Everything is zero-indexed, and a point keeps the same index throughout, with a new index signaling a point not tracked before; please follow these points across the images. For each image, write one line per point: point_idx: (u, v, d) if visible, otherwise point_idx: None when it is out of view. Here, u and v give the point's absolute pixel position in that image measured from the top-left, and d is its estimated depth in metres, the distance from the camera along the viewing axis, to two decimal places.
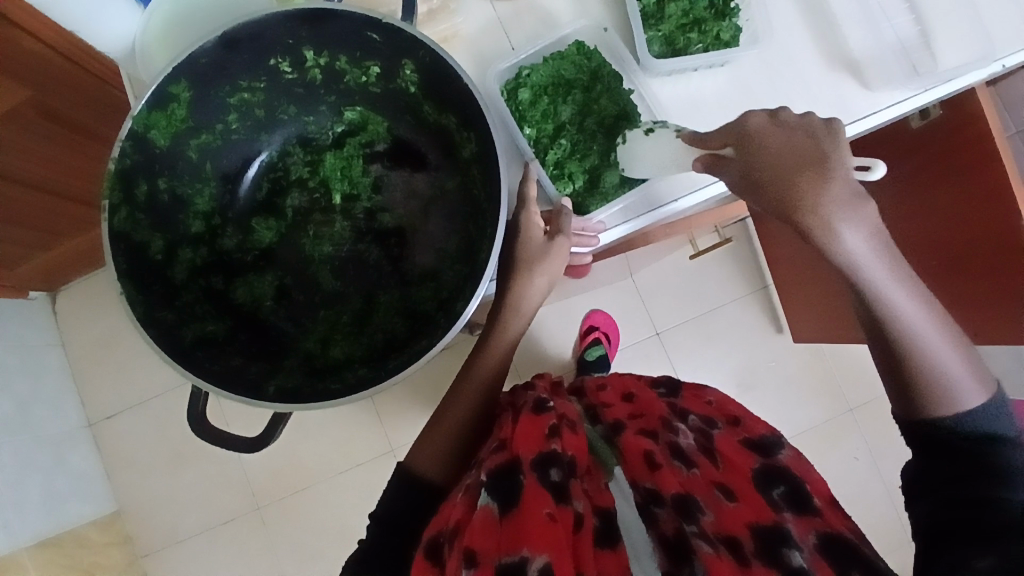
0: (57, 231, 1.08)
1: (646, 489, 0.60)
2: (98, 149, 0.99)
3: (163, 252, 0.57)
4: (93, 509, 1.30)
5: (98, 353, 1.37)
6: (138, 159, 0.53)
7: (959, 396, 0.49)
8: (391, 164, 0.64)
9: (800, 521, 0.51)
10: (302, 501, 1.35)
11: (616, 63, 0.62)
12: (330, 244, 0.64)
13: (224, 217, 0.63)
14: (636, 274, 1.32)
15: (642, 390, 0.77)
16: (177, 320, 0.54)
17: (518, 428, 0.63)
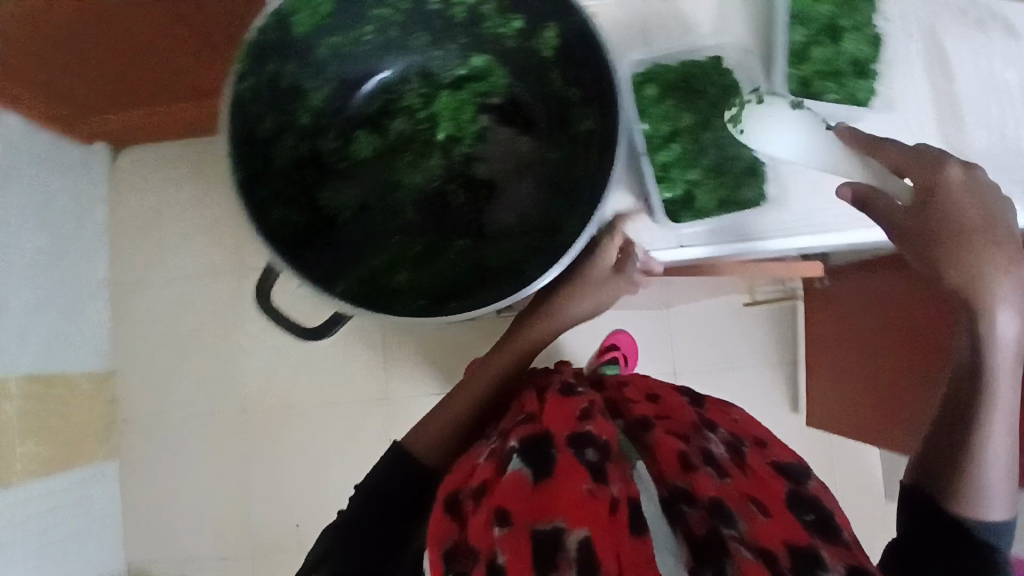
0: (133, 88, 1.20)
1: (675, 487, 0.60)
2: (196, 40, 1.07)
3: (269, 133, 0.58)
4: (92, 361, 1.38)
5: (140, 221, 1.45)
6: (277, 38, 0.54)
7: (987, 506, 0.53)
8: (499, 119, 0.65)
9: (831, 548, 0.51)
10: (286, 416, 1.41)
11: (750, 86, 0.64)
12: (419, 176, 0.65)
13: (329, 120, 0.64)
14: (671, 309, 1.32)
15: (670, 393, 0.75)
16: (265, 201, 0.56)
17: (547, 406, 0.63)
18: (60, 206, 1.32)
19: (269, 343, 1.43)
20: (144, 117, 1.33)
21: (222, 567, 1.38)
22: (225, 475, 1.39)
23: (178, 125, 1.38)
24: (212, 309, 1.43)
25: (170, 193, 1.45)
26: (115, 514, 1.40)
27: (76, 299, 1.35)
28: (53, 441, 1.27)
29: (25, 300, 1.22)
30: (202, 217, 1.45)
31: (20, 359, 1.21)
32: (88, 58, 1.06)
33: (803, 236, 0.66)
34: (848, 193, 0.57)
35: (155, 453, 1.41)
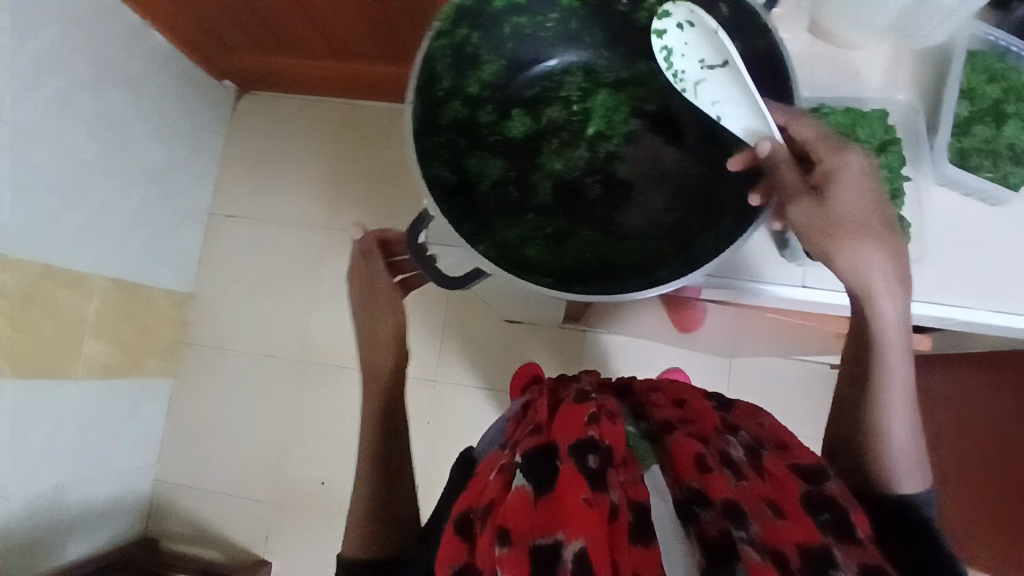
0: (281, 38, 1.28)
1: (691, 489, 0.54)
2: (356, 7, 1.14)
3: (444, 92, 0.60)
4: (174, 282, 1.45)
5: (249, 161, 1.53)
6: (477, 5, 0.58)
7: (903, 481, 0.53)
8: (650, 126, 0.65)
9: (847, 552, 0.47)
10: (338, 376, 1.44)
11: (910, 145, 0.62)
12: (560, 163, 0.65)
13: (493, 95, 0.66)
14: (739, 361, 1.33)
15: (695, 393, 0.68)
16: (427, 152, 0.58)
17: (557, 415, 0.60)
18: (181, 130, 1.39)
19: (336, 303, 1.46)
20: (282, 64, 1.38)
21: (247, 505, 1.43)
22: (269, 419, 1.44)
23: (307, 82, 1.45)
24: (294, 258, 1.48)
25: (278, 142, 1.52)
26: (158, 432, 1.46)
27: (173, 221, 1.41)
28: (124, 348, 1.34)
29: (127, 209, 1.29)
30: (305, 170, 1.51)
31: (108, 264, 1.27)
32: (255, 2, 1.16)
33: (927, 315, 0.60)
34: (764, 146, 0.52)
35: (209, 380, 1.47)
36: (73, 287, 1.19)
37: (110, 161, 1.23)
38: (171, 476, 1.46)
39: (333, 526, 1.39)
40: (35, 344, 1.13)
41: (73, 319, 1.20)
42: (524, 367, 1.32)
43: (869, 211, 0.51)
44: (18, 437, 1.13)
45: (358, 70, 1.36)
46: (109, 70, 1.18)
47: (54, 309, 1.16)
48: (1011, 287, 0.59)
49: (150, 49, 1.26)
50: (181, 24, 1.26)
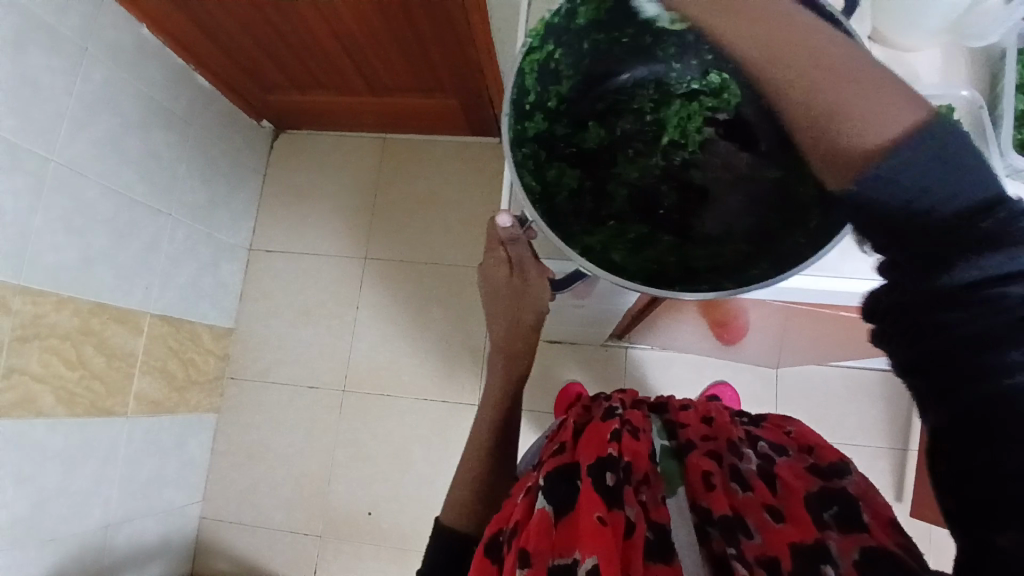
0: (319, 77, 1.33)
1: (702, 509, 0.59)
2: (396, 44, 1.19)
3: (528, 105, 0.61)
4: (217, 316, 1.47)
5: (286, 198, 1.56)
6: (564, 21, 0.57)
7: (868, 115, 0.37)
8: (722, 134, 0.69)
9: (843, 540, 0.51)
10: (380, 404, 1.44)
11: (978, 138, 0.63)
12: (637, 171, 0.71)
13: (567, 109, 0.68)
14: (785, 371, 1.36)
15: (723, 413, 0.73)
16: (522, 159, 0.61)
17: (581, 439, 0.65)
18: (223, 168, 1.43)
19: (377, 330, 1.47)
20: (318, 102, 1.43)
21: (292, 540, 1.41)
22: (313, 451, 1.44)
23: (342, 117, 1.49)
24: (334, 289, 1.50)
25: (315, 177, 1.56)
26: (202, 467, 1.46)
27: (215, 256, 1.44)
28: (170, 383, 1.35)
29: (173, 244, 1.31)
30: (341, 202, 1.54)
31: (155, 299, 1.29)
32: (298, 44, 1.21)
33: None
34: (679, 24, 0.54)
35: (252, 413, 1.47)
36: (122, 322, 1.21)
37: (157, 198, 1.26)
38: (215, 513, 1.45)
39: (381, 557, 1.38)
40: (87, 379, 1.14)
41: (122, 354, 1.22)
42: (564, 388, 1.33)
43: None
44: (70, 474, 1.13)
45: (394, 104, 1.41)
46: (157, 111, 1.22)
47: (105, 345, 1.18)
48: None
49: (194, 91, 1.31)
50: (223, 69, 1.31)
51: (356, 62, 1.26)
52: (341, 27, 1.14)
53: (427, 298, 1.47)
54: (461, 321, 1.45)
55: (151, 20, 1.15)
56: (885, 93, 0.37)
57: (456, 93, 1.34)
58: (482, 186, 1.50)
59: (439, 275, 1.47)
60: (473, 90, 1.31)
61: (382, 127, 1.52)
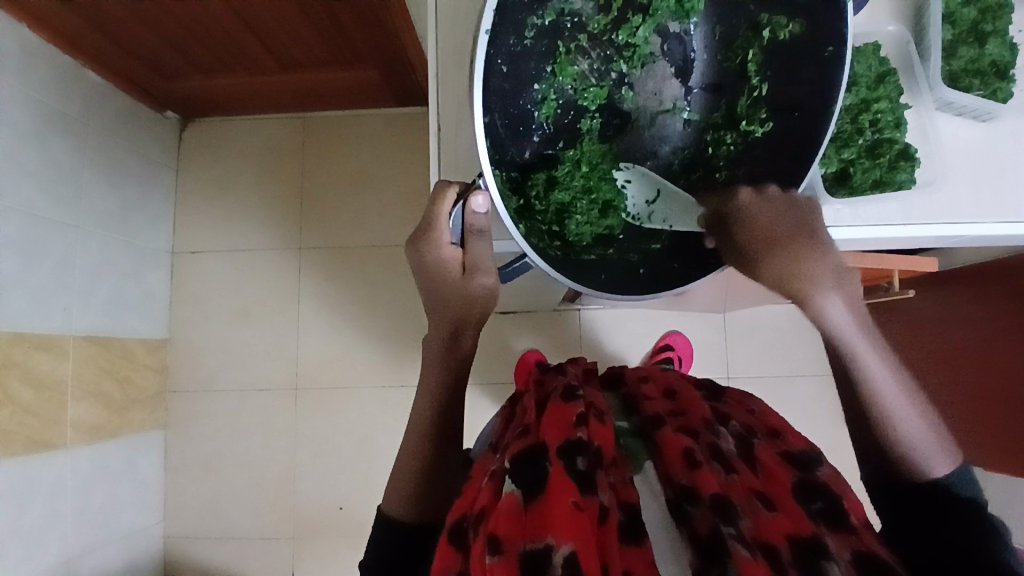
0: (224, 59, 1.22)
1: (679, 486, 0.51)
2: (302, 17, 1.10)
3: None
4: (148, 328, 1.38)
5: (205, 191, 1.46)
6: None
7: (930, 460, 0.53)
8: (666, 50, 0.60)
9: (837, 538, 0.47)
10: (337, 398, 1.39)
11: (904, 75, 0.64)
12: (571, 82, 0.59)
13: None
14: (735, 314, 1.38)
15: (687, 388, 0.66)
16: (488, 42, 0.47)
17: (545, 416, 0.58)
18: (131, 169, 1.31)
19: (323, 322, 1.41)
20: (227, 84, 1.32)
21: (263, 546, 1.38)
22: (273, 455, 1.39)
23: (256, 99, 1.39)
24: (271, 284, 1.42)
25: (237, 167, 1.46)
26: (157, 487, 1.39)
27: (136, 266, 1.34)
28: (109, 406, 1.27)
29: (90, 258, 1.22)
30: (265, 192, 1.45)
31: (79, 320, 1.20)
32: (195, 27, 1.11)
33: (935, 237, 0.61)
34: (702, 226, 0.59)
35: (202, 424, 1.41)
36: (45, 349, 1.12)
37: (65, 210, 1.15)
38: (178, 530, 1.40)
39: (359, 550, 1.36)
40: (19, 415, 1.05)
41: (52, 384, 1.13)
42: (521, 358, 1.30)
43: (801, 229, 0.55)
44: (19, 514, 1.05)
45: (307, 79, 1.31)
46: (49, 114, 1.10)
47: (31, 374, 1.09)
48: (1020, 196, 0.61)
49: (87, 88, 1.19)
50: (114, 61, 1.19)
51: (264, 39, 1.16)
52: (235, 3, 1.05)
53: (373, 281, 1.41)
54: (411, 305, 1.40)
55: (26, 15, 1.03)
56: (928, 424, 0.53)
57: (375, 62, 1.25)
58: (419, 163, 1.44)
59: (381, 258, 1.42)
60: (396, 58, 1.24)
61: (302, 106, 1.43)
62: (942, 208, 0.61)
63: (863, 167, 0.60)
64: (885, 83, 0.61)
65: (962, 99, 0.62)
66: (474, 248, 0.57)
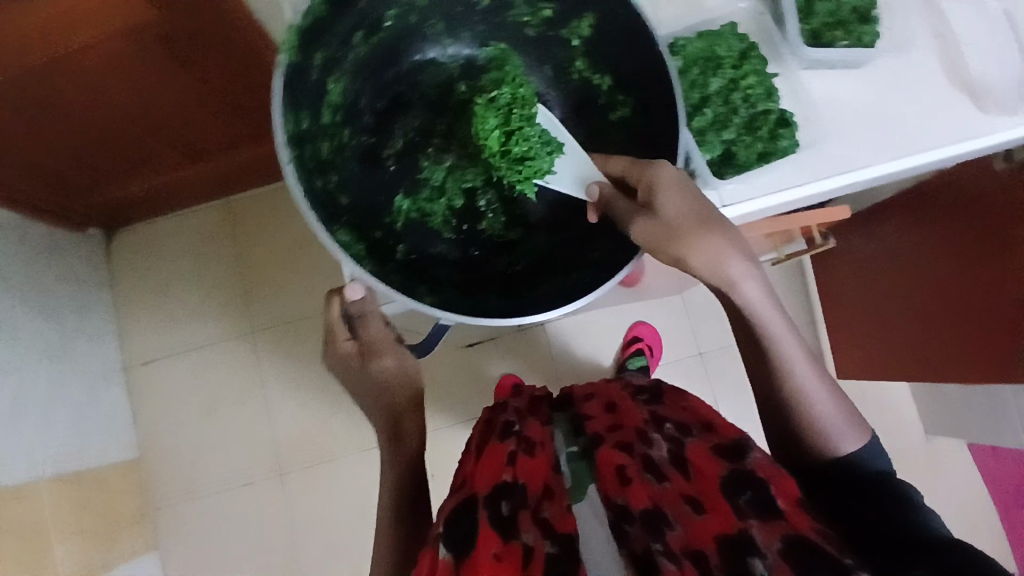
0: (133, 163, 1.20)
1: (618, 505, 0.62)
2: (203, 104, 1.08)
3: (306, 125, 0.58)
4: (116, 451, 1.33)
5: (143, 297, 1.42)
6: (324, 17, 0.56)
7: (841, 435, 0.58)
8: None
9: (766, 527, 0.51)
10: (323, 473, 1.37)
11: (767, 46, 0.65)
12: (447, 166, 0.70)
13: (347, 117, 0.65)
14: (691, 291, 1.40)
15: (625, 399, 0.77)
16: (323, 188, 0.59)
17: (489, 464, 0.70)
18: (64, 295, 1.27)
19: (290, 401, 1.39)
20: (143, 187, 1.30)
21: None
22: (272, 545, 1.36)
23: (174, 197, 1.37)
24: (231, 375, 1.39)
25: (168, 266, 1.42)
26: None
27: (90, 392, 1.30)
28: (92, 540, 1.22)
29: (41, 393, 1.16)
30: (200, 282, 1.42)
31: (44, 459, 1.15)
32: (93, 138, 1.08)
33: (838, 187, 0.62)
34: (593, 191, 0.61)
35: (194, 533, 1.37)
36: (16, 499, 1.06)
37: (10, 348, 1.11)
38: None
39: None
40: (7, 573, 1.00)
41: (30, 533, 1.08)
42: (498, 384, 1.31)
43: (706, 212, 0.57)
44: None
45: (219, 164, 1.30)
46: None
47: (9, 529, 1.03)
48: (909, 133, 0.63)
49: None
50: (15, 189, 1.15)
51: (168, 136, 1.14)
52: (127, 106, 1.02)
53: None
54: None
55: None
56: (835, 399, 0.60)
57: None
58: None
59: None
60: None
61: (223, 191, 1.41)
62: (835, 159, 0.62)
63: (745, 142, 0.61)
64: (749, 59, 0.62)
65: (833, 54, 0.63)
66: (371, 329, 0.63)
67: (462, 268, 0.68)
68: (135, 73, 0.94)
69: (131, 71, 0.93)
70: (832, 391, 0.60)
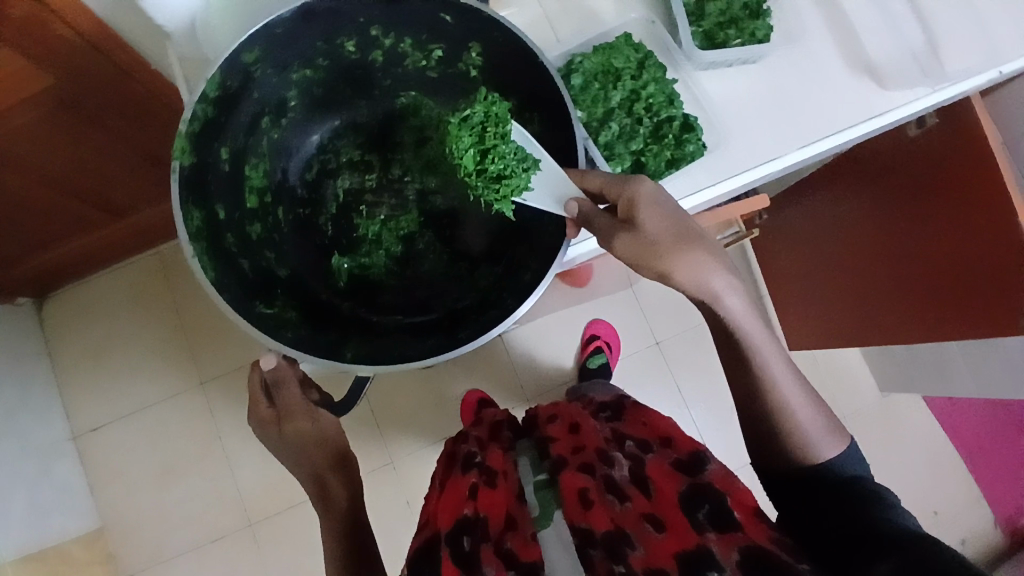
0: (57, 226, 1.14)
1: (581, 530, 0.61)
2: (123, 160, 1.04)
3: (226, 217, 0.58)
4: (76, 525, 1.27)
5: (86, 362, 1.37)
6: (216, 115, 0.55)
7: (820, 446, 0.57)
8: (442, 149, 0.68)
9: (722, 539, 0.53)
10: (296, 516, 1.34)
11: (662, 52, 0.66)
12: (383, 220, 0.68)
13: (276, 193, 0.64)
14: (640, 284, 1.41)
15: (587, 420, 0.79)
16: (255, 271, 0.59)
17: (451, 499, 0.71)
18: (3, 369, 1.20)
19: (252, 448, 1.36)
20: (72, 249, 1.24)
21: None
22: None
23: (106, 253, 1.31)
24: (189, 430, 1.36)
25: (110, 327, 1.38)
26: None
27: (43, 467, 1.23)
28: None
29: None
30: (144, 339, 1.37)
31: (6, 543, 1.07)
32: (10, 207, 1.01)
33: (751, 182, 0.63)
34: (572, 208, 0.56)
35: None
36: None
37: None
38: None
39: None
40: None
41: None
42: (464, 400, 1.30)
43: (684, 230, 0.56)
44: None
45: (149, 217, 1.25)
46: None
47: None
48: (814, 120, 0.64)
49: None
50: None
51: (90, 194, 1.09)
52: (43, 168, 0.96)
53: None
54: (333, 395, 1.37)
55: None
56: (815, 408, 0.59)
57: None
58: None
59: None
60: None
61: (157, 241, 1.36)
62: (744, 153, 0.63)
63: (654, 151, 0.61)
64: (647, 67, 0.62)
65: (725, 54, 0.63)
66: (286, 397, 0.65)
67: (407, 310, 0.66)
68: (39, 135, 0.88)
69: (37, 130, 0.87)
70: (811, 399, 0.59)
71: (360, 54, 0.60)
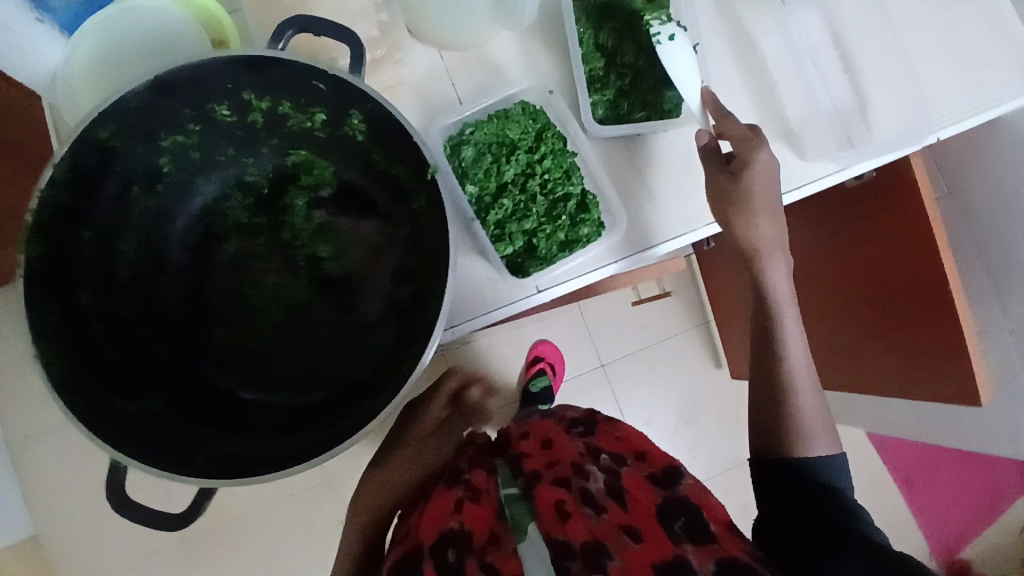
0: None
1: (558, 542, 0.58)
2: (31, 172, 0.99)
3: (90, 301, 0.55)
4: (9, 535, 1.25)
5: (16, 368, 1.33)
6: (73, 197, 0.51)
7: (814, 445, 0.59)
8: (337, 210, 0.64)
9: (699, 551, 0.53)
10: (234, 530, 1.34)
11: (559, 124, 0.64)
12: (268, 288, 0.65)
13: (155, 264, 0.62)
14: (585, 305, 1.39)
15: (561, 434, 0.75)
16: (118, 358, 0.56)
17: (428, 509, 0.68)
18: None
19: None
20: None
21: None
22: None
23: None
24: None
25: None
26: None
27: None
28: None
29: None
30: None
31: None
32: None
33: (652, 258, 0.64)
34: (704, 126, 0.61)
35: None
36: None
37: None
38: None
39: None
40: None
41: None
42: None
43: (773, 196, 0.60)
44: None
45: None
46: None
47: None
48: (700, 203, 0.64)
49: None
50: None
51: None
52: None
53: None
54: None
55: None
56: (822, 411, 0.61)
57: None
58: None
59: None
60: None
61: None
62: (639, 233, 0.63)
63: (544, 235, 0.61)
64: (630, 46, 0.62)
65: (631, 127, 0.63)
66: None
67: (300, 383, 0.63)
68: None
69: None
70: (821, 406, 0.61)
71: (241, 119, 0.57)
